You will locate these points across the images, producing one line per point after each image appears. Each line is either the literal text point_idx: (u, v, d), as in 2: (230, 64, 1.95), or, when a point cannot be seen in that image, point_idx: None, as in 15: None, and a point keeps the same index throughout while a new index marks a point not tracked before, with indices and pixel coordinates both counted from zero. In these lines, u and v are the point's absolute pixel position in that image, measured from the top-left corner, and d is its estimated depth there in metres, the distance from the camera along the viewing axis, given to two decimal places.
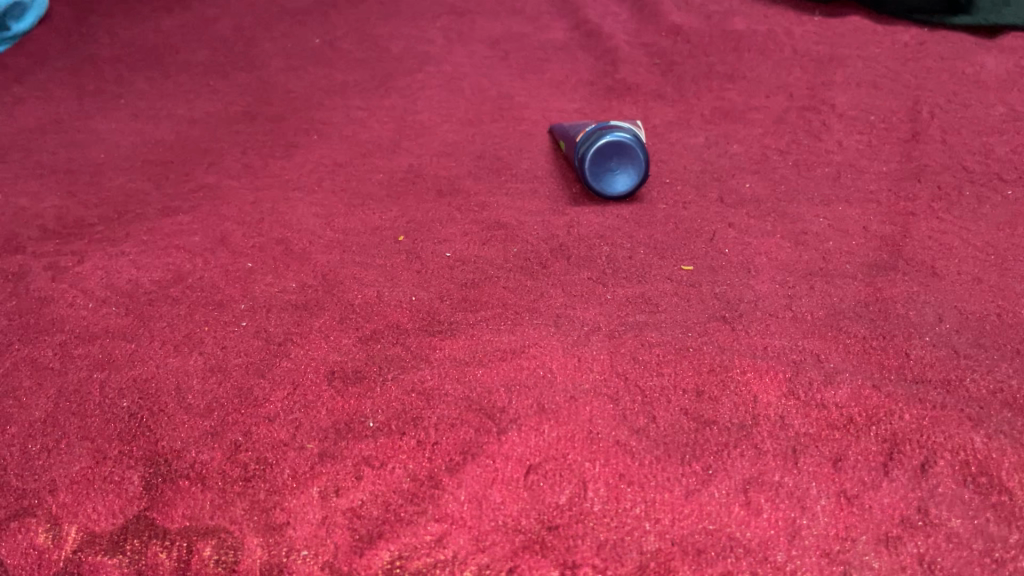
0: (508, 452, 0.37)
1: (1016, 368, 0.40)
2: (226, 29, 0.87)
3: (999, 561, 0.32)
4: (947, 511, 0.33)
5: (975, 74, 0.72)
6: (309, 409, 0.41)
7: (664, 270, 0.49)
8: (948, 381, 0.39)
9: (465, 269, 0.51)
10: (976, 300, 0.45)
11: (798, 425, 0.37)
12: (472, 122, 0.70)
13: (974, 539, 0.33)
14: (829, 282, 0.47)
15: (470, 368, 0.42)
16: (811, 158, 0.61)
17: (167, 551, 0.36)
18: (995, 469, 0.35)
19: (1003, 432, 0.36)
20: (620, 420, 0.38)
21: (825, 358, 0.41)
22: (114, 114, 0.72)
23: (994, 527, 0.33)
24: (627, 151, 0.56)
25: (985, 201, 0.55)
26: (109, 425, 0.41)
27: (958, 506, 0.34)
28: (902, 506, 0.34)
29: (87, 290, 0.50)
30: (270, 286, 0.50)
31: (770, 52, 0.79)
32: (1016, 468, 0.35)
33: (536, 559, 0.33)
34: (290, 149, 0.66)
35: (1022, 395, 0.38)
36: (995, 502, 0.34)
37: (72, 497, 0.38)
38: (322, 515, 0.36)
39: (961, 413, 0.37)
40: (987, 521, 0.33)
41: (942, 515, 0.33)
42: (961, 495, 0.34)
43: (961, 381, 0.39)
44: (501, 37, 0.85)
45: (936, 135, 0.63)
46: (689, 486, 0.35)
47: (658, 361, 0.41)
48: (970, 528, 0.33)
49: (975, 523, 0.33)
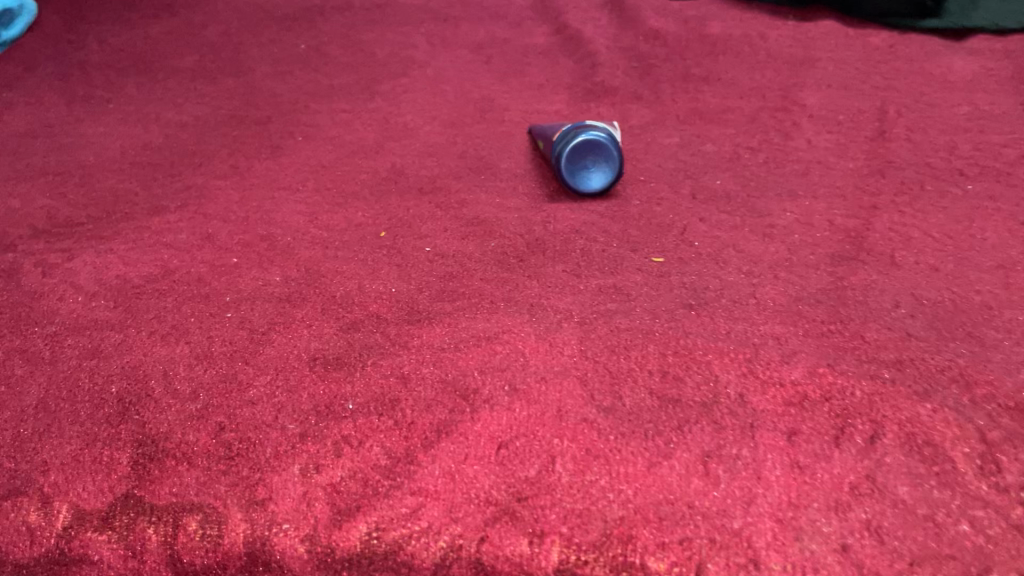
0: (481, 430, 0.39)
1: (964, 350, 0.42)
2: (213, 35, 0.89)
3: (942, 525, 0.34)
4: (894, 479, 0.36)
5: (942, 75, 0.74)
6: (291, 392, 0.42)
7: (635, 262, 0.51)
8: (900, 361, 0.41)
9: (444, 262, 0.52)
10: (932, 288, 0.47)
11: (757, 403, 0.39)
12: (453, 123, 0.72)
13: (919, 505, 0.35)
14: (793, 272, 0.49)
15: (446, 354, 0.43)
16: (781, 156, 0.63)
17: (154, 526, 0.38)
18: (939, 441, 0.37)
19: (948, 406, 0.39)
20: (588, 400, 0.40)
21: (785, 342, 0.43)
22: (103, 118, 0.74)
23: (937, 493, 0.35)
24: (601, 149, 0.58)
25: (945, 195, 0.57)
26: (99, 410, 0.43)
27: (904, 474, 0.36)
28: (851, 475, 0.36)
29: (77, 285, 0.52)
30: (255, 279, 0.52)
31: (745, 55, 0.81)
32: (958, 440, 0.37)
33: (505, 530, 0.35)
34: (275, 149, 0.68)
35: (969, 373, 0.40)
36: (939, 471, 0.36)
37: (63, 477, 0.40)
38: (303, 491, 0.38)
39: (911, 389, 0.40)
40: (931, 488, 0.36)
41: (890, 483, 0.36)
42: (907, 464, 0.36)
43: (912, 362, 0.41)
44: (483, 41, 0.87)
45: (902, 133, 0.65)
46: (652, 459, 0.37)
47: (626, 346, 0.43)
48: (914, 495, 0.35)
49: (919, 490, 0.35)
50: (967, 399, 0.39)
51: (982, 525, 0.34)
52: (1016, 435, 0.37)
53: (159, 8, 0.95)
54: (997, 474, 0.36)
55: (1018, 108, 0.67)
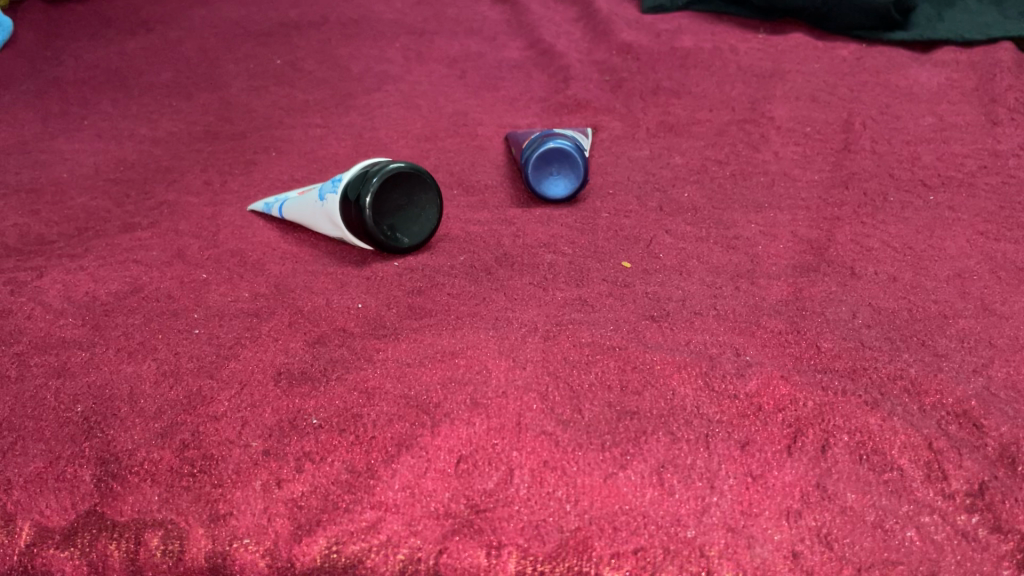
0: (440, 443, 0.39)
1: (959, 343, 0.44)
2: (189, 51, 0.90)
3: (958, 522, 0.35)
4: (901, 500, 0.36)
5: (907, 87, 0.76)
6: (255, 407, 0.42)
7: (604, 270, 0.52)
8: (883, 361, 0.43)
9: (413, 277, 0.53)
10: (890, 298, 0.48)
11: (713, 413, 0.40)
12: (427, 137, 0.73)
13: (924, 513, 0.36)
14: (754, 283, 0.50)
15: (409, 368, 0.43)
16: (748, 168, 0.65)
17: (116, 543, 0.38)
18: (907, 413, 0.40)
19: (934, 395, 0.41)
20: (548, 412, 0.40)
21: (744, 352, 0.43)
22: (77, 135, 0.75)
23: (963, 497, 0.36)
24: (567, 158, 0.60)
25: (908, 206, 0.58)
26: (63, 427, 0.42)
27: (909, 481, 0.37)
28: (827, 526, 0.35)
29: (45, 302, 0.51)
30: (223, 296, 0.52)
31: (716, 68, 0.82)
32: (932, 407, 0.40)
33: (463, 541, 0.36)
34: (248, 166, 0.69)
35: (970, 367, 0.43)
36: (933, 441, 0.38)
37: (26, 495, 0.39)
38: (263, 506, 0.38)
39: (902, 384, 0.41)
40: (923, 486, 0.37)
41: (894, 505, 0.36)
42: (906, 458, 0.38)
43: (855, 393, 0.41)
44: (458, 56, 0.89)
45: (867, 145, 0.66)
46: (608, 470, 0.37)
47: (587, 361, 0.43)
48: (912, 505, 0.36)
49: (920, 497, 0.36)
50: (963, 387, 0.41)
51: (928, 532, 0.35)
52: (963, 443, 0.38)
53: (137, 6, 0.98)
54: (984, 442, 0.38)
55: (981, 119, 0.70)
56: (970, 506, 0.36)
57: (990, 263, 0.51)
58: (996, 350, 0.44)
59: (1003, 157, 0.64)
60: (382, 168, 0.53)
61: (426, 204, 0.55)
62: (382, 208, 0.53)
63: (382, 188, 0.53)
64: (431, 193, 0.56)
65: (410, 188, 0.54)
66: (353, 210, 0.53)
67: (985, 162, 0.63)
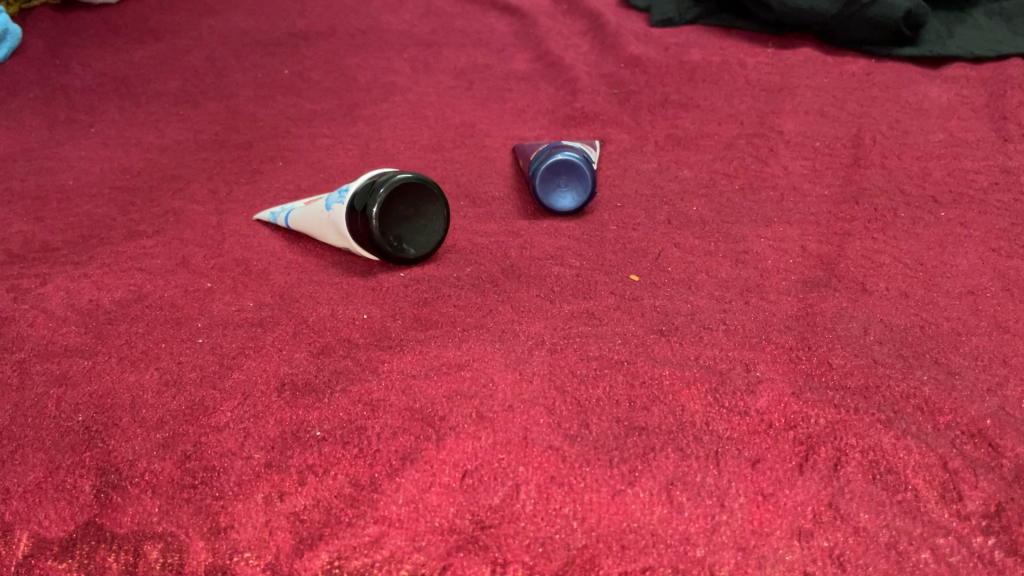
0: (446, 458, 0.38)
1: (972, 363, 0.44)
2: (197, 59, 0.89)
3: (973, 545, 0.35)
4: (912, 523, 0.35)
5: (918, 102, 0.75)
6: (258, 418, 0.41)
7: (612, 283, 0.52)
8: (893, 379, 0.42)
9: (419, 287, 0.52)
10: (901, 315, 0.48)
11: (723, 430, 0.39)
12: (434, 148, 0.73)
13: (937, 535, 0.35)
14: (764, 298, 0.49)
15: (415, 380, 0.43)
16: (758, 182, 0.64)
17: (116, 556, 0.37)
18: (919, 433, 0.39)
19: (947, 419, 0.40)
20: (555, 427, 0.40)
21: (753, 367, 0.43)
22: (83, 143, 0.74)
23: (982, 521, 0.35)
24: (575, 169, 0.60)
25: (918, 222, 0.58)
26: (63, 438, 0.41)
27: (921, 507, 0.36)
28: (840, 546, 0.35)
29: (48, 310, 0.51)
30: (228, 305, 0.51)
31: (725, 82, 0.82)
32: (944, 426, 0.40)
33: (469, 557, 0.35)
34: (254, 175, 0.69)
35: (983, 387, 0.42)
36: (948, 462, 0.38)
37: (25, 504, 0.39)
38: (265, 520, 0.37)
39: (913, 404, 0.41)
40: (934, 507, 0.36)
41: (906, 526, 0.35)
42: (915, 482, 0.37)
43: (867, 411, 0.40)
44: (466, 67, 0.89)
45: (878, 160, 0.66)
46: (616, 487, 0.37)
47: (595, 375, 0.42)
48: (923, 527, 0.35)
49: (931, 519, 0.36)
50: (976, 407, 0.40)
51: (943, 554, 0.34)
52: (977, 464, 0.38)
53: (145, 16, 0.98)
54: (999, 465, 0.38)
55: (991, 136, 0.69)
56: (986, 527, 0.35)
57: (1001, 281, 0.51)
58: (1010, 369, 0.43)
59: (1015, 173, 0.63)
60: (390, 179, 0.52)
61: (433, 215, 0.55)
62: (390, 218, 0.53)
63: (389, 199, 0.52)
64: (438, 203, 0.55)
65: (418, 199, 0.54)
66: (360, 222, 0.53)
67: (996, 178, 0.63)
